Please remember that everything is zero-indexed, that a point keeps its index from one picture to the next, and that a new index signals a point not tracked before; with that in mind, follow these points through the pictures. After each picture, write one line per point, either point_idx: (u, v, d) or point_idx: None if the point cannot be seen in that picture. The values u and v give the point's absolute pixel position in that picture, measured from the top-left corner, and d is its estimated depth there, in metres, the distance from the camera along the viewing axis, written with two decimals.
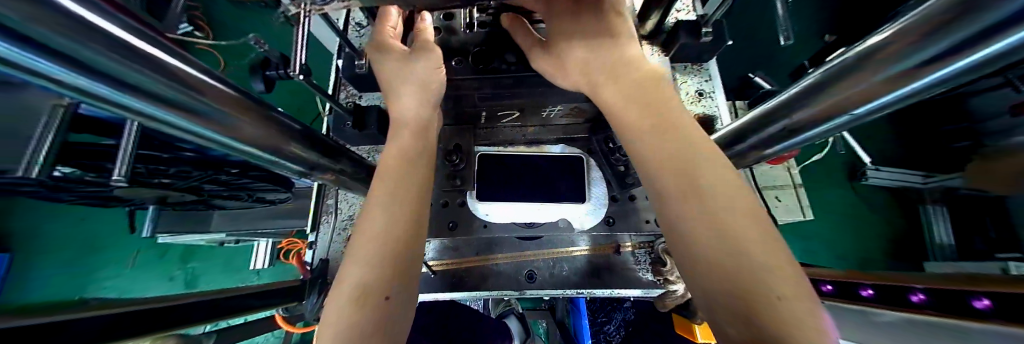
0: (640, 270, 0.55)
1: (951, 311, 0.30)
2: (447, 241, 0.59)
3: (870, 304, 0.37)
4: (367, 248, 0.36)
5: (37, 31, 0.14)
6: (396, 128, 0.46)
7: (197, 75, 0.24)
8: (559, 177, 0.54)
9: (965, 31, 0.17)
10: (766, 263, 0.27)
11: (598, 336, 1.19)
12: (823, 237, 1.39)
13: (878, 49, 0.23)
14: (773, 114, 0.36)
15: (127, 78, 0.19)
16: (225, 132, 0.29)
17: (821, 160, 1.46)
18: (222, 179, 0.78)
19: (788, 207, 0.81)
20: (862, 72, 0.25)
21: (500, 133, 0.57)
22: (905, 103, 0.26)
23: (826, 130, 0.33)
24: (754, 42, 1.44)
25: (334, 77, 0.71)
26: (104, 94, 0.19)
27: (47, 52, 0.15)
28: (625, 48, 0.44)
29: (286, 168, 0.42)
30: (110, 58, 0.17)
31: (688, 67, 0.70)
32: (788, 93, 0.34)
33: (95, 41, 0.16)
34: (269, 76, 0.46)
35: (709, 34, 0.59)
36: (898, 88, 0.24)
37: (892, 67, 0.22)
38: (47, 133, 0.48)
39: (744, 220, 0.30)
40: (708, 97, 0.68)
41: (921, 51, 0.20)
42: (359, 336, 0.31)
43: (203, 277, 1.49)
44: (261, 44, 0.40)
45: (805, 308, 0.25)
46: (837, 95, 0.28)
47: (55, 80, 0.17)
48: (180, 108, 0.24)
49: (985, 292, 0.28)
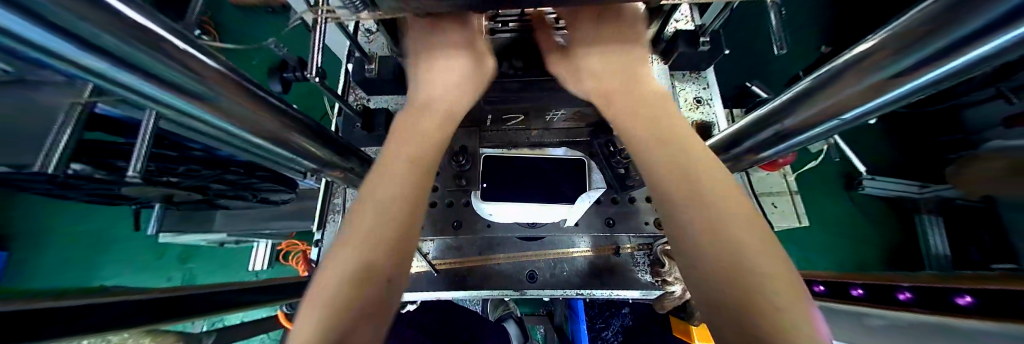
0: (639, 271, 0.56)
1: (938, 309, 0.30)
2: (450, 241, 0.60)
3: (862, 304, 0.38)
4: (371, 227, 0.35)
5: (65, 16, 0.15)
6: (404, 113, 0.46)
7: (214, 67, 0.26)
8: (563, 181, 0.52)
9: (942, 40, 0.19)
10: (758, 260, 0.29)
11: (597, 341, 1.18)
12: (820, 244, 1.40)
13: (865, 57, 0.25)
14: (768, 120, 0.37)
15: (144, 65, 0.21)
16: (237, 122, 0.31)
17: (817, 168, 1.48)
18: (229, 178, 0.79)
19: (784, 213, 0.82)
20: (850, 78, 0.26)
21: (505, 136, 0.59)
22: (891, 109, 0.28)
23: (817, 134, 0.35)
24: (751, 53, 1.48)
25: (343, 79, 0.74)
26: (124, 80, 0.21)
27: (59, 30, 0.16)
28: (638, 68, 0.47)
29: (299, 164, 0.43)
30: (128, 44, 0.19)
31: (686, 75, 0.73)
32: (781, 100, 0.35)
33: (115, 26, 0.18)
34: (286, 78, 0.48)
35: (706, 44, 0.62)
36: (884, 93, 0.25)
37: (878, 73, 0.24)
38: (66, 129, 0.50)
39: (737, 219, 0.32)
40: (706, 104, 0.71)
41: (905, 58, 0.22)
42: (347, 314, 0.30)
43: (199, 278, 1.44)
44: (280, 47, 0.42)
45: (803, 313, 0.26)
46: (827, 100, 0.29)
47: (84, 65, 0.19)
48: (197, 98, 0.26)
49: (968, 289, 0.29)
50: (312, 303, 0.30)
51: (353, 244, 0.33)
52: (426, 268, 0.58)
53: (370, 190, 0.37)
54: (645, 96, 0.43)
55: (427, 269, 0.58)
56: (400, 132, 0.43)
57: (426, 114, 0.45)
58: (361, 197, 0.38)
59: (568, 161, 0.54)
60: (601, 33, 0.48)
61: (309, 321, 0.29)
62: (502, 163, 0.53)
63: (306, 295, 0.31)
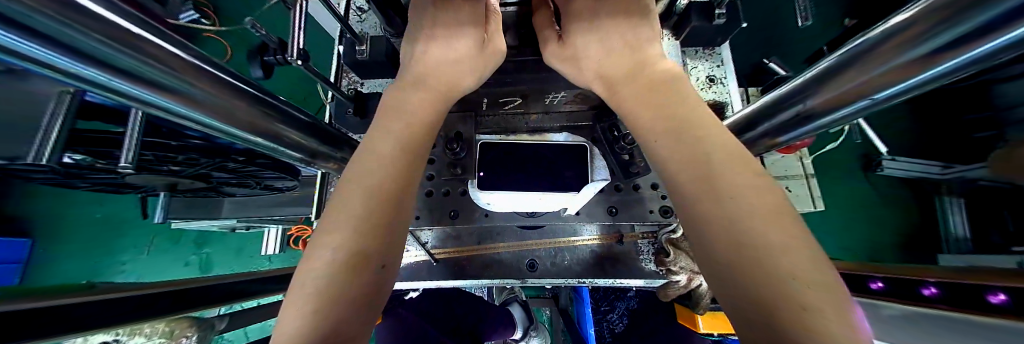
0: (643, 260, 0.54)
1: (962, 306, 0.29)
2: (449, 230, 0.59)
3: (876, 298, 0.36)
4: (358, 211, 0.32)
5: (38, 19, 0.14)
6: (394, 90, 0.42)
7: (194, 62, 0.24)
8: (563, 167, 0.49)
9: (993, 12, 0.16)
10: (776, 251, 0.26)
11: (602, 323, 1.20)
12: (831, 228, 1.37)
13: (900, 30, 0.21)
14: (786, 100, 0.34)
15: (116, 62, 0.19)
16: (228, 121, 0.30)
17: (833, 149, 1.41)
18: (229, 166, 0.78)
19: (799, 197, 0.79)
20: (881, 55, 0.23)
21: (502, 121, 0.55)
22: (929, 87, 0.24)
23: (840, 117, 0.31)
24: (767, 27, 1.39)
25: (335, 63, 0.70)
26: (94, 78, 0.20)
27: (32, 34, 0.15)
28: (646, 46, 0.43)
29: (288, 155, 0.42)
30: (101, 42, 0.18)
31: (699, 52, 0.68)
32: (802, 78, 0.32)
33: (84, 24, 0.16)
34: (268, 62, 0.45)
35: (722, 16, 0.56)
36: (927, 70, 0.21)
37: (915, 49, 0.21)
38: (54, 120, 0.48)
39: (749, 208, 0.29)
40: (719, 83, 0.66)
41: (948, 32, 0.18)
42: (349, 299, 0.29)
43: (215, 262, 1.49)
44: (259, 28, 0.39)
45: (830, 311, 0.23)
46: (854, 80, 0.26)
47: (60, 68, 0.18)
48: (179, 96, 0.24)
49: (1003, 287, 0.26)
50: (303, 287, 0.29)
51: (338, 228, 0.31)
52: (424, 257, 0.58)
53: (361, 170, 0.35)
54: (654, 79, 0.40)
55: (426, 258, 0.58)
56: (388, 108, 0.40)
57: (415, 94, 0.42)
58: (348, 175, 0.35)
59: (569, 147, 0.50)
60: (602, 13, 0.47)
61: (303, 303, 0.28)
62: (495, 150, 0.50)
63: (293, 281, 0.30)
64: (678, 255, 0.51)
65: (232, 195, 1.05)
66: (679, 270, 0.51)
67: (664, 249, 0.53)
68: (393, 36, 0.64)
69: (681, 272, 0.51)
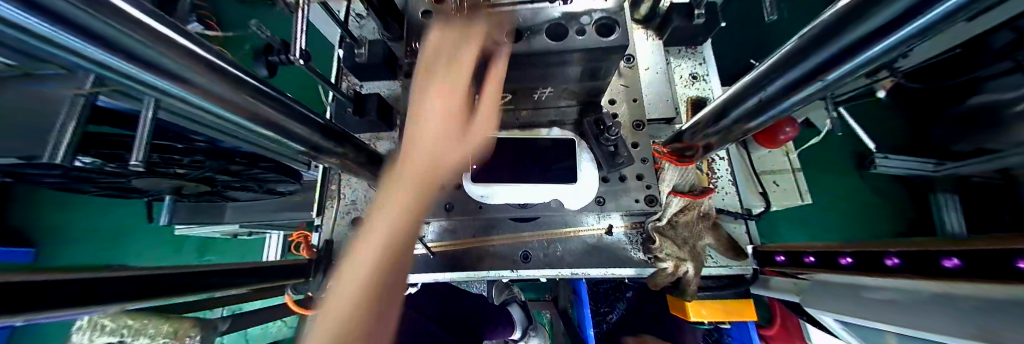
0: (631, 249, 0.56)
1: (924, 273, 0.32)
2: (445, 224, 0.61)
3: (852, 273, 0.39)
4: (381, 240, 0.35)
5: (103, 26, 0.17)
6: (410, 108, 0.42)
7: (216, 61, 0.26)
8: (554, 160, 0.51)
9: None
10: None
11: (601, 325, 1.20)
12: (830, 227, 1.37)
13: (835, 17, 0.24)
14: (754, 87, 0.37)
15: (159, 63, 0.22)
16: (244, 114, 0.33)
17: (824, 147, 1.44)
18: (233, 168, 0.81)
19: (786, 191, 0.80)
20: (824, 41, 0.26)
21: (494, 117, 0.58)
22: (872, 68, 0.27)
23: (802, 99, 0.34)
24: (752, 31, 1.44)
25: (336, 68, 0.74)
26: (137, 75, 0.22)
27: (93, 39, 0.17)
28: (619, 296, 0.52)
29: (291, 149, 0.44)
30: (140, 42, 0.20)
31: (682, 51, 0.71)
32: (766, 65, 0.34)
33: (140, 34, 0.19)
34: (272, 63, 0.48)
35: (701, 16, 0.60)
36: (861, 52, 0.24)
37: (850, 32, 0.23)
38: (68, 123, 0.51)
39: None
40: (702, 80, 0.69)
41: (871, 17, 0.21)
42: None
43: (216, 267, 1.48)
44: (263, 30, 0.42)
45: None
46: (807, 65, 0.29)
47: (112, 67, 0.21)
48: (204, 92, 0.27)
49: (955, 252, 0.30)
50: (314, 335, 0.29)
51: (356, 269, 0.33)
52: (421, 251, 0.60)
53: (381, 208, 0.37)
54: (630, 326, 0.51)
55: (423, 251, 0.60)
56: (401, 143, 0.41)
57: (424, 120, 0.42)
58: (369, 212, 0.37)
59: (561, 141, 0.53)
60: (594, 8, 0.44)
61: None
62: (490, 144, 0.51)
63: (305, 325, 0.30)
64: (664, 243, 0.53)
65: (235, 200, 1.07)
66: (667, 257, 0.53)
67: (651, 238, 0.55)
68: (391, 41, 0.67)
69: (670, 259, 0.53)
